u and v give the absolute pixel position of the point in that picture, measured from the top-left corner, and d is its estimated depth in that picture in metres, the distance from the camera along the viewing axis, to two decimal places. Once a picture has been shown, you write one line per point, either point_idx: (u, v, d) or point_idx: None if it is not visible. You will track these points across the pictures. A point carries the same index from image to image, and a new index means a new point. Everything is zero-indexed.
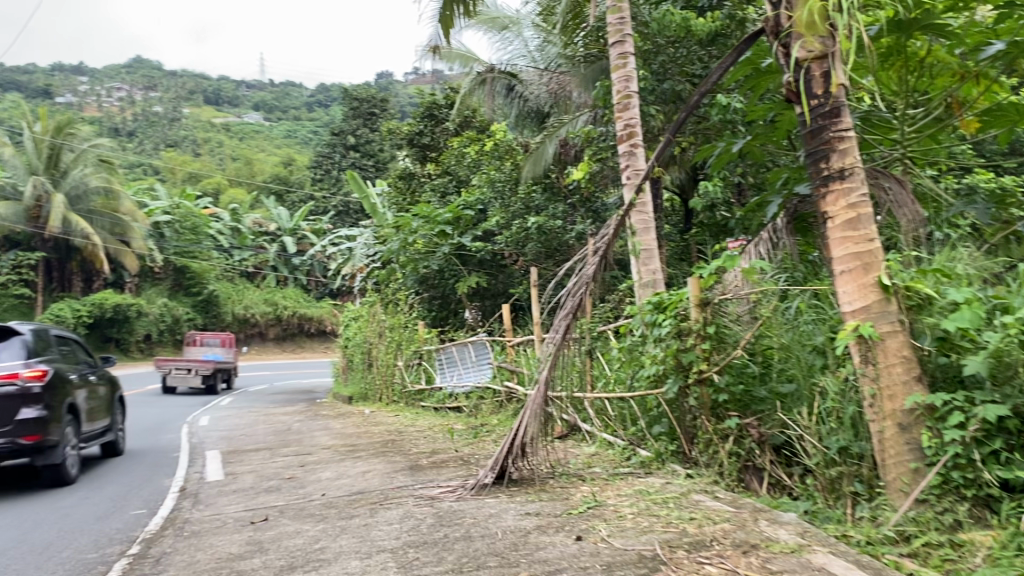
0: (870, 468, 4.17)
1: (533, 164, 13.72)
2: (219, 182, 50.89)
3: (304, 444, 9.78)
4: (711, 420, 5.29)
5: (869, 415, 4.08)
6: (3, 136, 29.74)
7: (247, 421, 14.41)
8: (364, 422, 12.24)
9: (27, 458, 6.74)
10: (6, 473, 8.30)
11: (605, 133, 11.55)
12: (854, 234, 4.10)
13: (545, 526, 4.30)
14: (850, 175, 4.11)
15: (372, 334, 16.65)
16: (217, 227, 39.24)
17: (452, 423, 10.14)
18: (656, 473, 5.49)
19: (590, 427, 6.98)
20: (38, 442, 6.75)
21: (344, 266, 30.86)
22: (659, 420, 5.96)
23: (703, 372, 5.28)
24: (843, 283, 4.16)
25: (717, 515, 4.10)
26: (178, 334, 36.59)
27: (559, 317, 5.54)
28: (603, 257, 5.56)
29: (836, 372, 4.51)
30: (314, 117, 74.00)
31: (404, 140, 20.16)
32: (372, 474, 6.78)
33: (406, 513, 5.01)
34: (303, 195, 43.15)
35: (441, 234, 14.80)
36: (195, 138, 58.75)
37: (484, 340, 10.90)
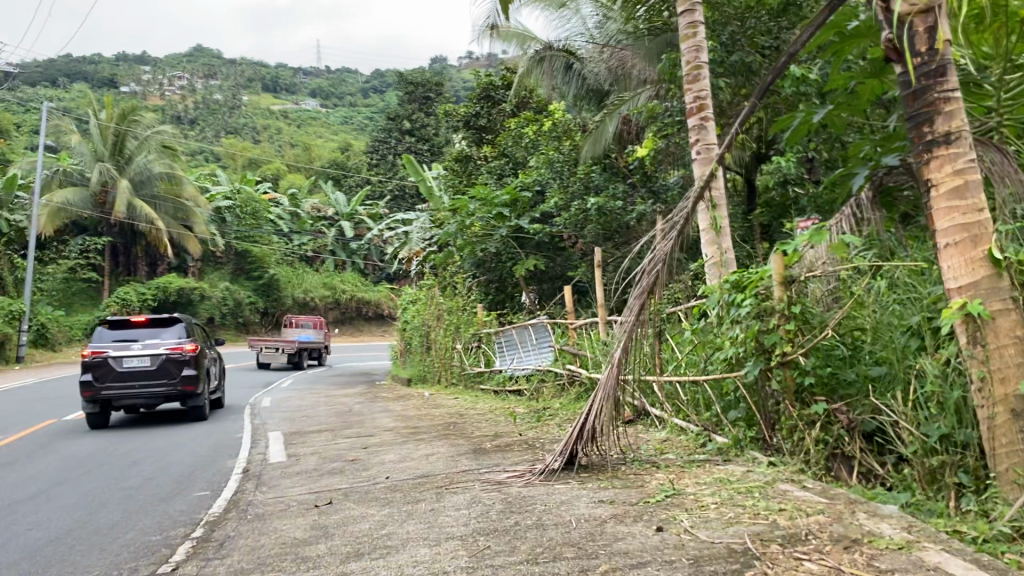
0: (977, 457, 3.84)
1: (592, 144, 13.79)
2: (277, 167, 51.49)
3: (363, 426, 9.71)
4: (794, 405, 4.97)
5: (977, 400, 3.74)
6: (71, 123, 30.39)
7: (307, 403, 14.48)
8: (422, 405, 12.15)
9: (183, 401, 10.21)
10: (153, 414, 11.83)
11: (669, 109, 11.18)
12: (961, 203, 3.76)
13: (621, 516, 4.07)
14: (957, 140, 3.77)
15: (429, 318, 16.57)
16: (275, 212, 39.71)
17: (512, 406, 9.96)
18: (735, 460, 5.21)
19: (660, 412, 6.74)
20: (190, 392, 10.23)
21: (400, 251, 30.89)
22: (736, 405, 5.68)
23: (787, 354, 4.93)
24: (946, 257, 3.83)
25: (809, 506, 3.82)
26: (240, 317, 37.19)
27: (633, 297, 5.31)
28: (680, 234, 5.31)
29: (935, 354, 4.19)
30: (369, 103, 74.45)
31: (460, 122, 20.02)
32: (435, 457, 6.63)
33: (474, 499, 4.83)
34: (360, 179, 43.36)
35: (499, 216, 14.65)
36: (254, 125, 59.55)
37: (545, 322, 10.69)
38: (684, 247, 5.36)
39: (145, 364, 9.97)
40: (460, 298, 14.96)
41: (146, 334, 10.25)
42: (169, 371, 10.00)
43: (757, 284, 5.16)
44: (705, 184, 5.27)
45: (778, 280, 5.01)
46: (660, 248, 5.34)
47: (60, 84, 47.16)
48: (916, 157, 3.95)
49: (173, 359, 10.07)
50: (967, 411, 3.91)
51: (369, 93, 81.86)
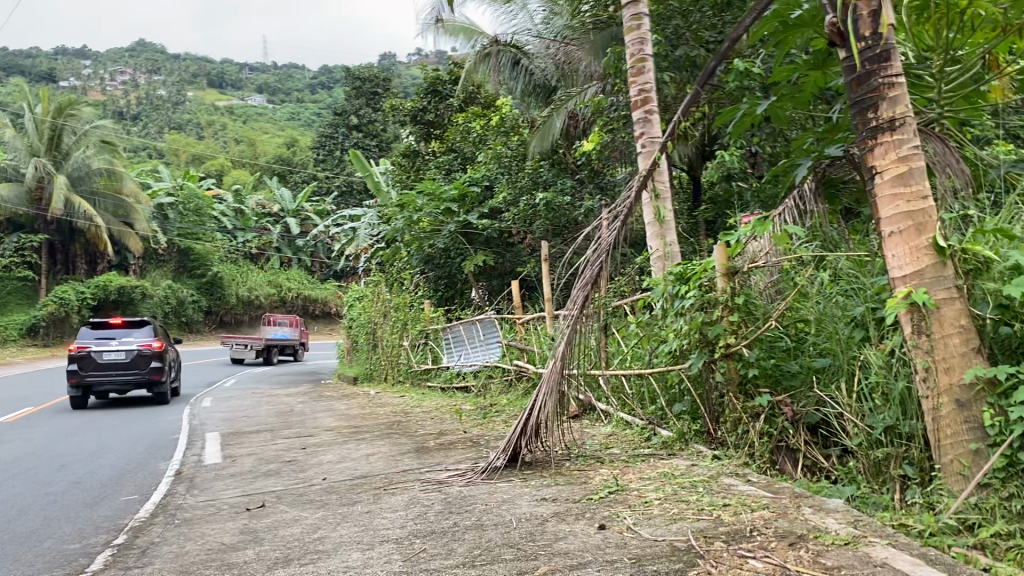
0: (921, 449, 3.78)
1: (540, 139, 13.40)
2: (222, 163, 50.51)
3: (304, 426, 9.45)
4: (739, 398, 4.89)
5: (921, 391, 3.68)
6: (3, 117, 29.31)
7: (250, 403, 14.14)
8: (367, 403, 11.91)
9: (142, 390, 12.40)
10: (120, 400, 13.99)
11: (616, 103, 11.11)
12: (906, 190, 3.69)
13: (563, 514, 3.93)
14: (902, 126, 3.71)
15: (376, 314, 16.31)
16: (219, 209, 38.92)
17: (459, 403, 9.81)
18: (679, 454, 5.09)
19: (606, 406, 6.62)
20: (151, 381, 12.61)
21: (348, 247, 30.45)
22: (681, 398, 5.59)
23: (730, 346, 4.85)
24: (891, 245, 3.76)
25: (754, 501, 3.72)
26: (183, 316, 36.37)
27: (577, 289, 5.19)
28: (624, 224, 5.19)
29: (879, 344, 4.14)
30: (317, 99, 73.50)
31: (407, 117, 19.77)
32: (375, 457, 6.43)
33: (412, 499, 4.65)
34: (307, 175, 42.71)
35: (447, 212, 14.43)
36: (199, 121, 58.38)
37: (492, 318, 10.55)
38: (628, 237, 5.26)
39: (120, 358, 12.55)
40: (407, 294, 14.73)
41: (121, 333, 12.86)
42: (139, 363, 12.54)
43: (701, 276, 5.06)
44: (648, 173, 5.18)
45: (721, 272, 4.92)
46: (603, 238, 5.23)
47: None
48: (861, 144, 3.88)
49: (142, 354, 12.64)
50: (911, 402, 3.85)
51: (317, 89, 80.89)
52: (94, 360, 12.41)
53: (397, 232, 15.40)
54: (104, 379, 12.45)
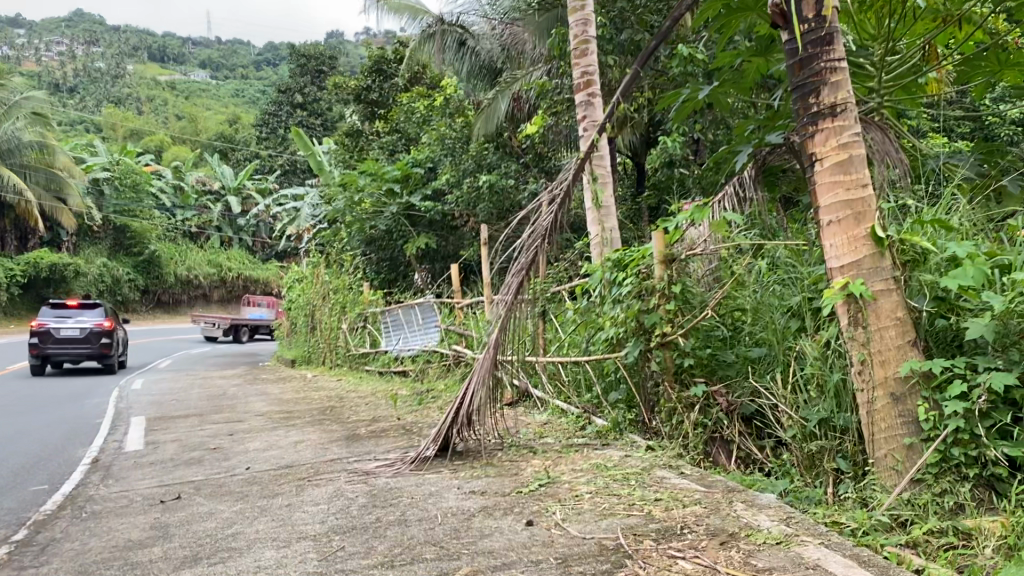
0: (855, 442, 3.73)
1: (484, 122, 13.46)
2: (161, 138, 49.07)
3: (234, 411, 9.14)
4: (674, 388, 4.78)
5: (857, 384, 3.62)
6: None
7: (182, 386, 13.71)
8: (302, 387, 11.63)
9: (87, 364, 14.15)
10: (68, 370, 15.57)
11: (561, 85, 10.93)
12: (845, 178, 3.60)
13: (491, 509, 3.77)
14: (843, 112, 3.61)
15: (315, 296, 15.95)
16: (157, 185, 37.83)
17: (396, 388, 9.58)
18: (613, 444, 4.96)
19: (541, 393, 6.48)
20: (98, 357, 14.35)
21: (289, 227, 29.81)
22: (617, 386, 5.47)
23: (666, 335, 4.73)
24: (829, 235, 3.68)
25: (686, 496, 3.61)
26: (118, 295, 35.30)
27: (512, 274, 5.02)
28: (561, 207, 5.03)
29: (815, 335, 4.07)
30: (262, 76, 71.93)
31: (351, 95, 19.34)
32: (303, 445, 6.19)
33: (336, 492, 4.46)
34: (249, 153, 41.71)
35: (390, 193, 14.29)
36: (138, 95, 56.62)
37: (432, 302, 10.32)
38: (566, 221, 5.10)
39: (75, 334, 14.45)
40: (347, 277, 14.42)
41: (77, 313, 14.74)
42: (93, 340, 14.55)
43: (637, 263, 4.95)
44: (587, 154, 5.00)
45: (659, 260, 4.80)
46: (539, 223, 5.06)
47: None
48: (802, 130, 3.78)
49: (98, 331, 14.65)
50: (846, 395, 3.78)
51: (261, 65, 79.17)
52: (53, 335, 14.30)
53: (339, 213, 15.06)
54: (61, 351, 14.28)
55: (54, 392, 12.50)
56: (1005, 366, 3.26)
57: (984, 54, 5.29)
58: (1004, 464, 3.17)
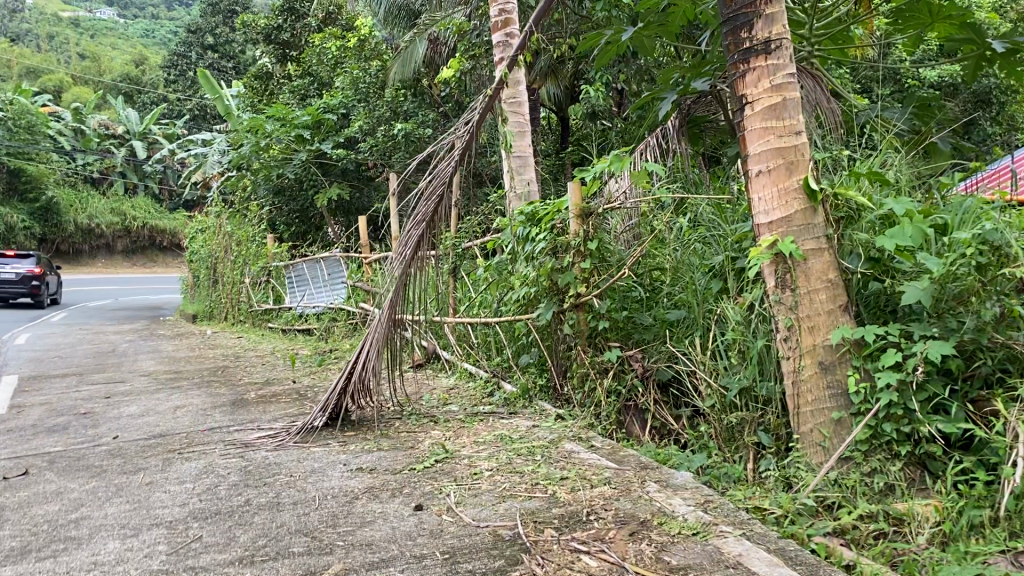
0: (778, 414, 3.42)
1: (401, 65, 12.74)
2: (60, 76, 46.24)
3: (119, 370, 8.45)
4: (587, 352, 4.40)
5: (782, 352, 3.30)
6: None
7: (70, 341, 12.80)
8: (199, 345, 10.93)
9: (29, 296, 19.25)
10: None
11: (479, 28, 10.33)
12: (777, 124, 3.23)
13: (377, 489, 3.34)
14: (777, 49, 3.22)
15: (217, 247, 15.10)
16: (54, 127, 35.60)
17: (297, 348, 9.02)
18: (520, 412, 4.55)
19: (450, 355, 6.04)
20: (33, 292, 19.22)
21: (197, 176, 28.39)
22: (528, 348, 5.06)
23: (581, 296, 4.36)
24: (758, 187, 3.31)
25: (596, 474, 3.24)
26: (12, 244, 33.30)
27: (410, 227, 4.54)
28: (466, 152, 4.56)
29: (738, 297, 3.74)
30: (172, 16, 68.48)
31: (260, 34, 18.21)
32: (183, 411, 5.63)
33: (207, 468, 3.95)
34: (156, 96, 39.62)
35: (299, 139, 13.29)
36: (36, 31, 53.25)
37: (338, 256, 9.72)
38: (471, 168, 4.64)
39: (10, 276, 19.15)
40: (251, 228, 13.62)
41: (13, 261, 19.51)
42: (22, 281, 19.17)
43: (552, 217, 4.53)
44: (495, 92, 4.51)
45: (574, 212, 4.38)
46: (442, 168, 4.58)
47: None
48: (731, 69, 3.40)
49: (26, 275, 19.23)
50: (770, 362, 3.45)
51: (172, 4, 75.28)
52: None
53: (244, 159, 14.17)
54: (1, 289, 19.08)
55: None
56: (941, 335, 2.96)
57: (915, 6, 4.95)
58: (938, 442, 2.89)
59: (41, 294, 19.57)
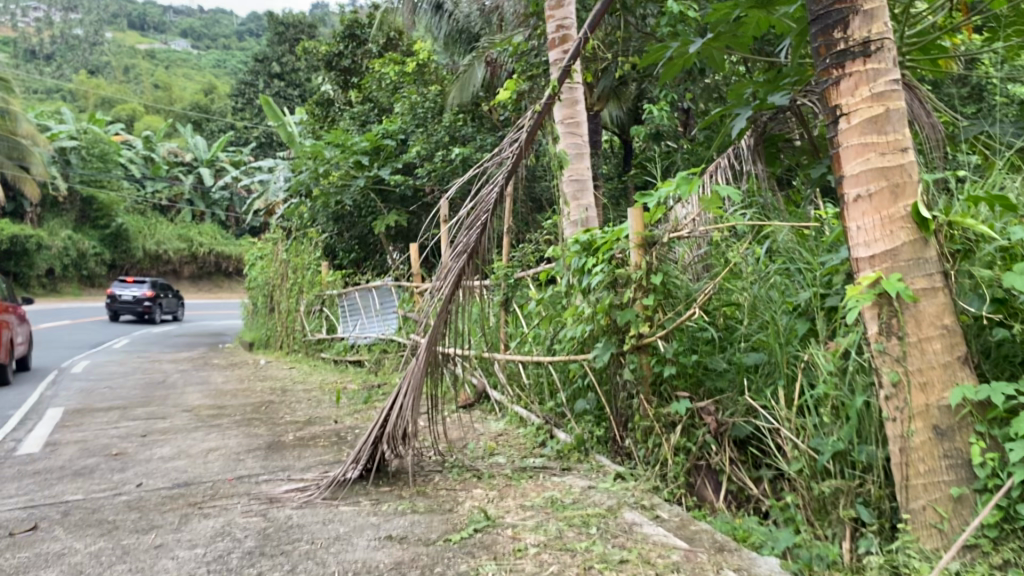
0: (880, 485, 2.87)
1: (458, 91, 13.08)
2: (134, 106, 47.61)
3: (165, 404, 8.21)
4: (650, 402, 3.89)
5: (886, 412, 2.76)
6: None
7: (126, 368, 12.76)
8: (249, 375, 10.70)
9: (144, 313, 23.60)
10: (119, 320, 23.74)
11: (537, 47, 9.85)
12: (878, 139, 2.72)
13: (405, 566, 2.90)
14: (878, 51, 2.71)
15: (273, 275, 14.98)
16: (126, 155, 36.49)
17: (346, 382, 8.67)
18: (575, 468, 4.05)
19: (500, 397, 5.58)
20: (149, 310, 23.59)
21: (260, 203, 28.63)
22: (585, 393, 4.56)
23: (643, 337, 3.87)
24: (855, 214, 2.79)
25: (661, 558, 2.74)
26: (85, 269, 34.18)
27: (450, 258, 4.10)
28: (513, 174, 4.10)
29: (829, 344, 3.21)
30: (242, 46, 70.28)
31: (321, 61, 18.16)
32: (216, 455, 5.28)
33: (224, 529, 3.55)
34: (225, 124, 40.37)
35: (358, 165, 13.04)
36: (114, 64, 55.20)
37: (389, 286, 9.38)
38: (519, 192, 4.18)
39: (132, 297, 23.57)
40: (306, 255, 13.42)
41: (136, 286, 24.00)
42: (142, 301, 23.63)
43: (610, 246, 4.03)
44: (546, 108, 4.04)
45: (635, 242, 3.91)
46: (487, 194, 4.12)
47: None
48: (820, 75, 2.90)
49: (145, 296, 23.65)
50: (870, 423, 2.92)
51: (242, 35, 77.20)
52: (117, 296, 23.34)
53: (302, 186, 14.02)
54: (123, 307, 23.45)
55: None
56: None
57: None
58: None
59: (153, 313, 24.04)
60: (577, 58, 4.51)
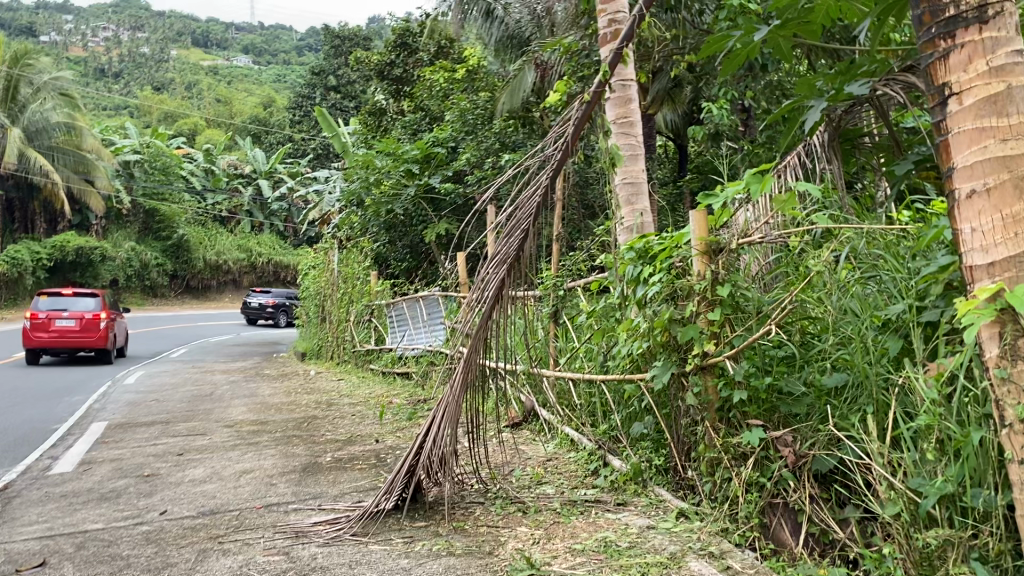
0: (1002, 540, 2.39)
1: (509, 96, 12.47)
2: (196, 120, 48.50)
3: (208, 418, 7.99)
4: (717, 431, 3.43)
5: (1011, 452, 2.28)
6: None
7: (178, 380, 12.69)
8: (297, 388, 10.46)
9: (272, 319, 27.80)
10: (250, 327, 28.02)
11: (590, 47, 9.43)
12: (997, 121, 2.25)
13: None
14: (997, 16, 2.24)
15: (325, 285, 14.81)
16: (186, 168, 37.09)
17: (392, 397, 8.35)
18: (632, 503, 3.62)
19: (548, 416, 5.16)
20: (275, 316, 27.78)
21: (316, 213, 28.62)
22: (641, 416, 4.12)
23: (709, 357, 3.42)
24: (968, 213, 2.32)
25: None
26: (146, 280, 34.80)
27: (489, 269, 3.69)
28: (558, 173, 3.66)
29: (931, 367, 2.73)
30: (301, 60, 71.28)
31: (373, 71, 17.97)
32: (248, 478, 4.97)
33: (241, 571, 3.20)
34: (282, 136, 40.75)
35: (408, 174, 12.74)
36: (179, 79, 56.44)
37: (437, 296, 9.07)
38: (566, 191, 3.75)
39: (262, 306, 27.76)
40: (357, 265, 13.19)
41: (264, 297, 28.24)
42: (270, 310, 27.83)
43: (668, 254, 3.60)
44: (597, 96, 3.61)
45: (698, 250, 3.47)
46: (531, 195, 3.70)
47: None
48: (921, 48, 2.43)
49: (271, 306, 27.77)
50: (988, 464, 2.44)
51: (302, 50, 78.33)
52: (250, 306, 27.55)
53: (354, 196, 13.79)
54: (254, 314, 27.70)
55: (38, 388, 11.56)
56: None
57: None
58: None
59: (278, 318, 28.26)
60: (628, 44, 4.07)
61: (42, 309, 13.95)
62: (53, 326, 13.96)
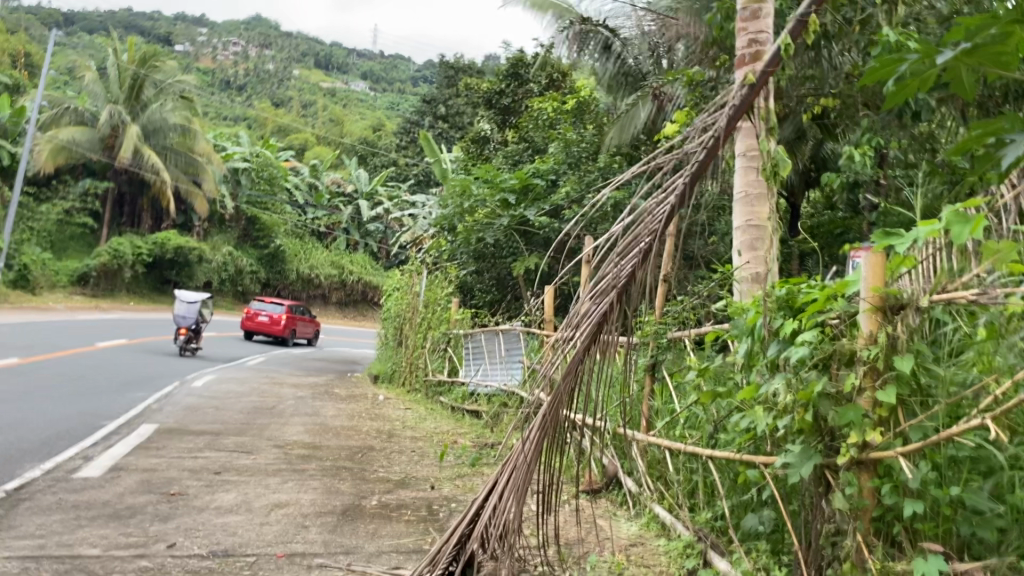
0: None
1: (619, 131, 11.31)
2: (307, 137, 49.38)
3: (261, 434, 7.43)
4: (872, 551, 2.59)
5: None
6: (88, 62, 29.18)
7: (245, 388, 12.32)
8: (360, 412, 9.85)
9: None
10: None
11: (714, 82, 8.50)
12: None
13: None
14: None
15: (405, 309, 14.27)
16: (290, 181, 37.61)
17: (457, 436, 7.61)
18: None
19: (635, 487, 4.40)
20: None
21: (408, 236, 28.25)
22: (757, 508, 3.32)
23: (870, 450, 2.59)
24: None
25: None
26: (239, 285, 35.29)
27: (590, 298, 2.82)
28: (694, 183, 2.77)
29: None
30: (415, 90, 72.39)
31: (482, 97, 17.53)
32: (278, 514, 4.29)
33: None
34: (387, 159, 41.00)
35: (504, 204, 12.13)
36: (298, 98, 57.86)
37: (518, 332, 8.37)
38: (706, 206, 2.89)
39: None
40: (439, 291, 12.58)
41: None
42: None
43: (823, 307, 2.80)
44: (762, 83, 2.70)
45: (868, 304, 2.65)
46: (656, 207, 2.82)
47: (103, 28, 46.41)
48: None
49: None
50: None
51: (418, 80, 79.88)
52: None
53: (445, 220, 13.26)
54: None
55: (109, 377, 11.48)
56: None
57: None
58: None
59: None
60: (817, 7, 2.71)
61: (254, 306, 22.72)
62: (257, 318, 22.66)
